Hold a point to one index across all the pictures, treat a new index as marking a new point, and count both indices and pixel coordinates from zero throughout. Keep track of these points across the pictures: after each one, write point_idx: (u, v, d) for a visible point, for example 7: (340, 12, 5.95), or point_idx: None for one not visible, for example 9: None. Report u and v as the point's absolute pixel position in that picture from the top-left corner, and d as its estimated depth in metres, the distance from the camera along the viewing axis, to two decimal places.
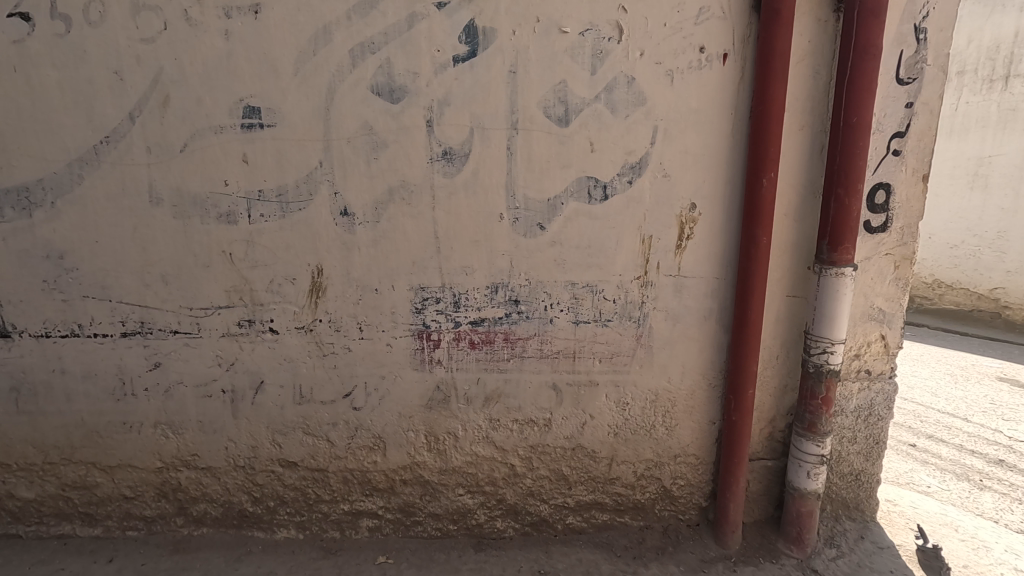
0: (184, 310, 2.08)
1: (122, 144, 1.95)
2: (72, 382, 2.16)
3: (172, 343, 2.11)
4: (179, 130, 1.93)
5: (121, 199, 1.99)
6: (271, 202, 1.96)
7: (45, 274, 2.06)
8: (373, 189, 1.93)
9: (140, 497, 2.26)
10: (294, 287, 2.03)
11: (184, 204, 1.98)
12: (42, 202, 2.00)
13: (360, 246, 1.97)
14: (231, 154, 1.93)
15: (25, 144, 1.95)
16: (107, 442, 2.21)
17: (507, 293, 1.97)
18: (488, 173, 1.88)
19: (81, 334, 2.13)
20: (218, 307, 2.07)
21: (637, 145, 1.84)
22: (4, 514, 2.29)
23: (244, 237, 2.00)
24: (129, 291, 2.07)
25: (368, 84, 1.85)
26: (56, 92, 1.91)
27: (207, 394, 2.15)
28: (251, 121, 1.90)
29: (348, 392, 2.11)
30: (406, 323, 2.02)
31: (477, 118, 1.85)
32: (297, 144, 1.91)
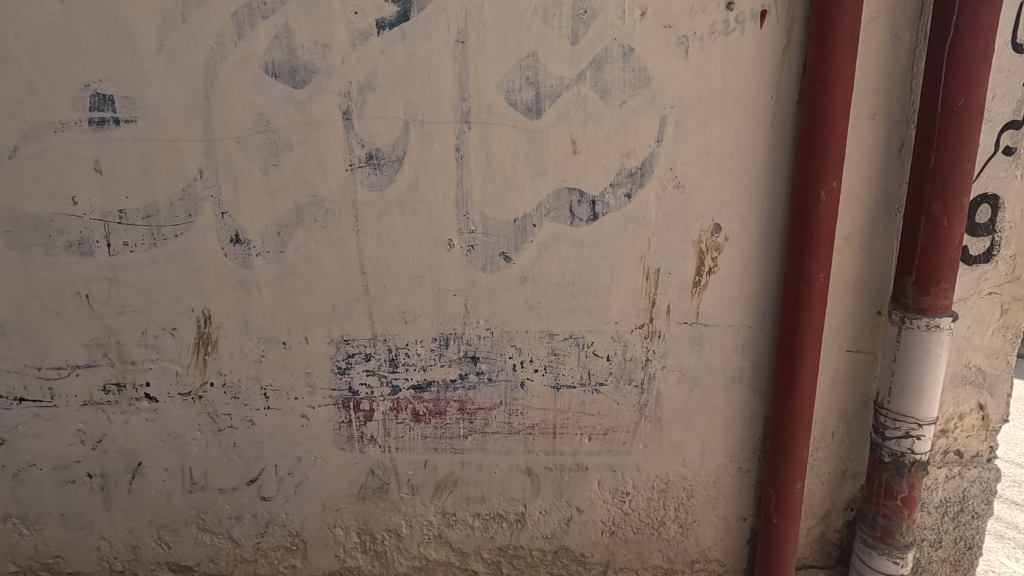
0: (30, 371, 1.53)
1: None
2: None
3: (18, 414, 1.56)
4: (5, 128, 1.38)
5: None
6: (136, 225, 1.43)
7: None
8: (273, 207, 1.39)
9: None
10: (175, 340, 1.50)
11: (20, 229, 1.44)
12: None
13: (260, 285, 1.44)
14: (78, 161, 1.39)
15: None
16: None
17: (461, 347, 1.44)
18: (432, 184, 1.35)
19: None
20: (76, 367, 1.53)
21: (639, 143, 1.31)
22: None
23: (104, 274, 1.46)
24: None
25: (260, 61, 1.32)
26: None
27: (69, 480, 1.61)
28: (103, 115, 1.37)
29: (254, 478, 1.57)
30: (326, 388, 1.49)
31: (415, 108, 1.32)
32: (167, 146, 1.37)
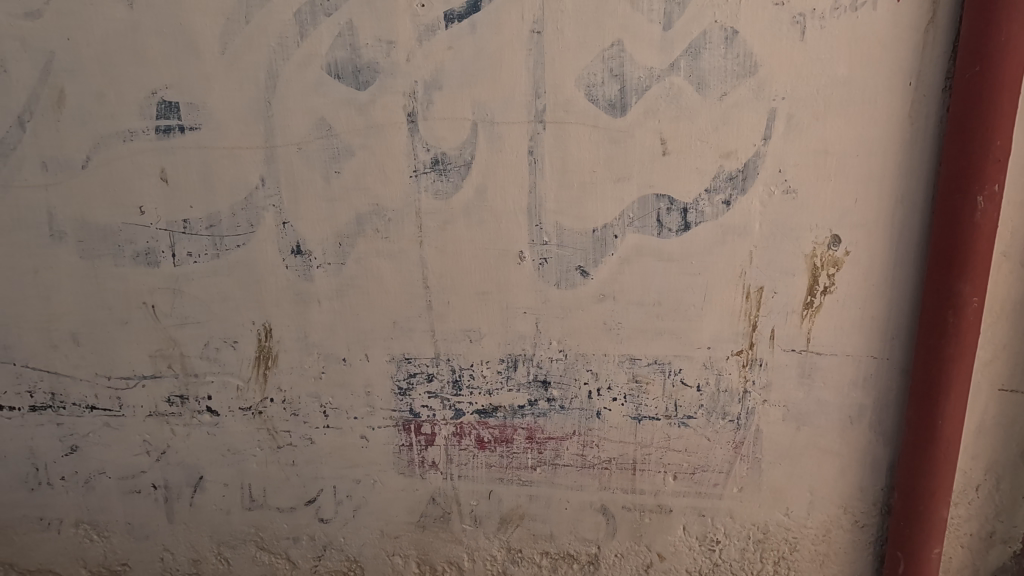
0: (100, 380, 1.53)
1: (8, 159, 1.40)
2: None
3: (89, 422, 1.57)
4: (79, 138, 1.37)
5: (12, 233, 1.46)
6: (200, 235, 1.39)
7: None
8: (333, 216, 1.31)
9: None
10: (236, 353, 1.45)
11: (91, 239, 1.43)
12: None
13: (320, 299, 1.36)
14: (144, 170, 1.37)
15: None
16: (20, 542, 1.70)
17: (531, 371, 1.30)
18: (502, 190, 1.23)
19: None
20: (142, 378, 1.51)
21: (740, 142, 1.13)
22: None
23: (169, 284, 1.44)
24: (33, 353, 1.54)
25: (322, 61, 1.24)
26: None
27: (135, 489, 1.60)
28: (169, 122, 1.33)
29: (312, 499, 1.50)
30: (386, 409, 1.40)
31: (484, 107, 1.20)
32: (230, 154, 1.32)
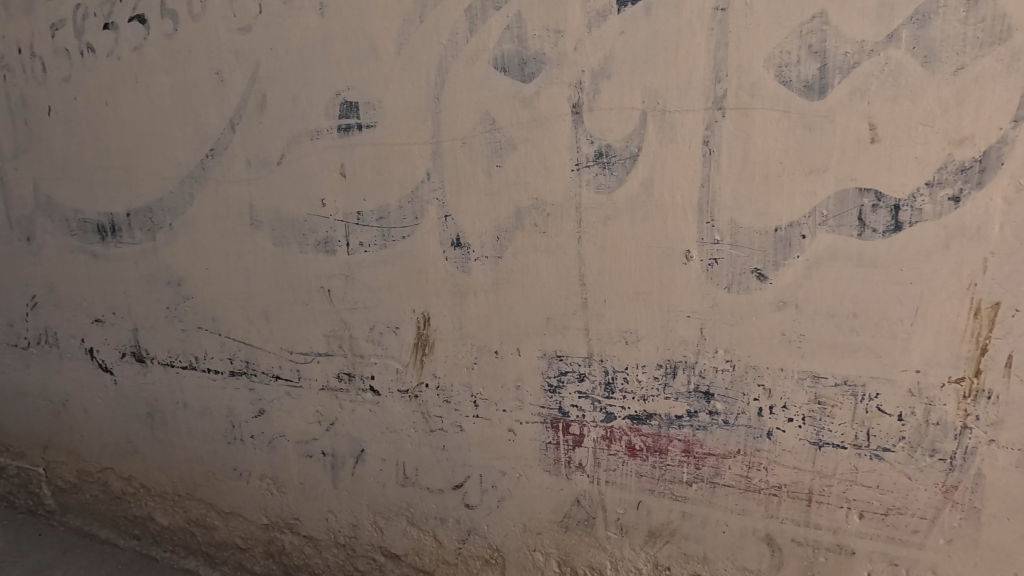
0: (284, 353, 1.72)
1: (225, 157, 1.63)
2: (193, 417, 1.97)
3: (274, 390, 1.77)
4: (276, 138, 1.54)
5: (225, 222, 1.69)
6: (371, 227, 1.48)
7: (168, 299, 1.88)
8: (493, 210, 1.32)
9: (251, 550, 2.03)
10: (397, 339, 1.54)
11: (282, 228, 1.61)
12: (163, 224, 1.80)
13: (476, 291, 1.39)
14: (327, 165, 1.49)
15: (146, 163, 1.78)
16: (222, 486, 2.00)
17: (693, 379, 1.21)
18: (671, 185, 1.14)
19: (199, 368, 1.90)
20: (317, 354, 1.67)
21: (977, 125, 0.94)
22: (148, 534, 2.29)
23: (342, 271, 1.56)
24: (235, 325, 1.78)
25: (490, 55, 1.24)
26: (168, 102, 1.68)
27: (308, 454, 1.78)
28: (349, 121, 1.43)
29: (459, 484, 1.55)
30: (535, 405, 1.39)
31: (655, 95, 1.12)
32: (400, 150, 1.39)
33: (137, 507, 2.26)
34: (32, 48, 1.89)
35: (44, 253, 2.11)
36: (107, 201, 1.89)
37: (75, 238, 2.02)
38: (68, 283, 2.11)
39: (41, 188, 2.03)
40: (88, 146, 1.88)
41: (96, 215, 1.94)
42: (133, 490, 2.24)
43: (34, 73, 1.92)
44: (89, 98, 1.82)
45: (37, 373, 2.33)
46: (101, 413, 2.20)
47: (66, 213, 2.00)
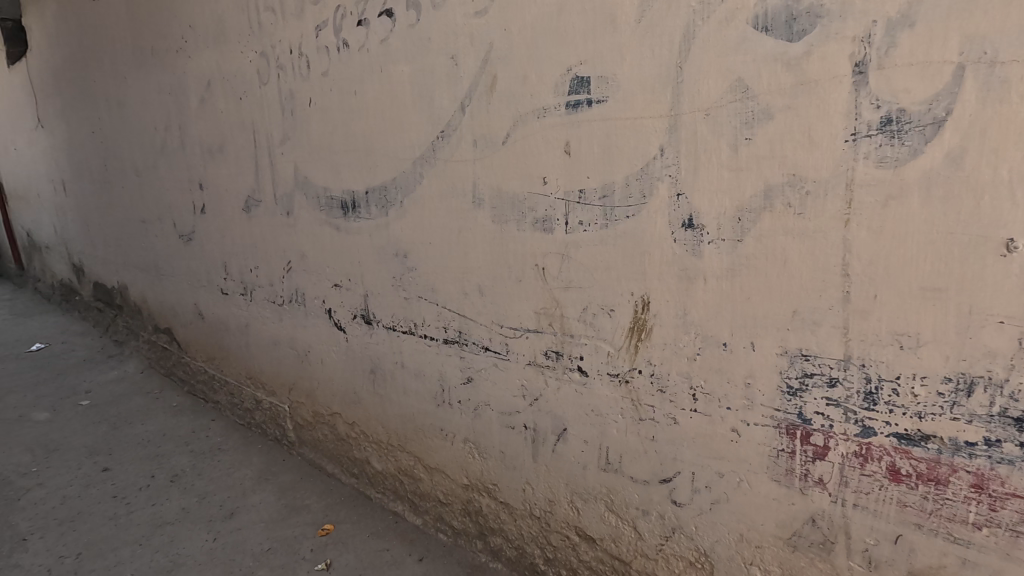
0: (495, 327, 1.78)
1: (453, 138, 1.73)
2: (408, 377, 2.17)
3: (483, 360, 1.86)
4: (503, 117, 1.58)
5: (449, 199, 1.80)
6: (593, 205, 1.45)
7: (394, 269, 2.08)
8: (736, 188, 1.20)
9: (450, 506, 2.19)
10: (610, 321, 1.49)
11: (502, 206, 1.65)
12: (395, 200, 1.99)
13: (707, 276, 1.28)
14: (552, 143, 1.48)
15: (384, 145, 1.96)
16: (429, 443, 2.18)
17: (998, 400, 0.98)
18: (992, 157, 0.91)
19: (416, 333, 2.08)
20: (526, 330, 1.69)
21: None
22: (364, 475, 2.61)
23: (559, 249, 1.55)
24: (451, 297, 1.89)
25: (750, 14, 1.12)
26: (407, 88, 1.83)
27: (511, 425, 1.85)
28: (579, 97, 1.41)
29: (668, 478, 1.48)
30: (768, 407, 1.25)
31: (981, 44, 0.90)
32: (632, 124, 1.33)
33: (357, 450, 2.59)
34: (301, 49, 2.20)
35: (300, 225, 2.49)
36: (351, 180, 2.14)
37: (324, 212, 2.33)
38: (315, 251, 2.46)
39: (301, 170, 2.39)
40: (338, 131, 2.14)
41: (341, 193, 2.21)
42: (355, 435, 2.57)
43: (301, 70, 2.24)
44: (342, 89, 2.07)
45: (289, 326, 2.78)
46: (334, 365, 2.55)
47: (318, 191, 2.32)
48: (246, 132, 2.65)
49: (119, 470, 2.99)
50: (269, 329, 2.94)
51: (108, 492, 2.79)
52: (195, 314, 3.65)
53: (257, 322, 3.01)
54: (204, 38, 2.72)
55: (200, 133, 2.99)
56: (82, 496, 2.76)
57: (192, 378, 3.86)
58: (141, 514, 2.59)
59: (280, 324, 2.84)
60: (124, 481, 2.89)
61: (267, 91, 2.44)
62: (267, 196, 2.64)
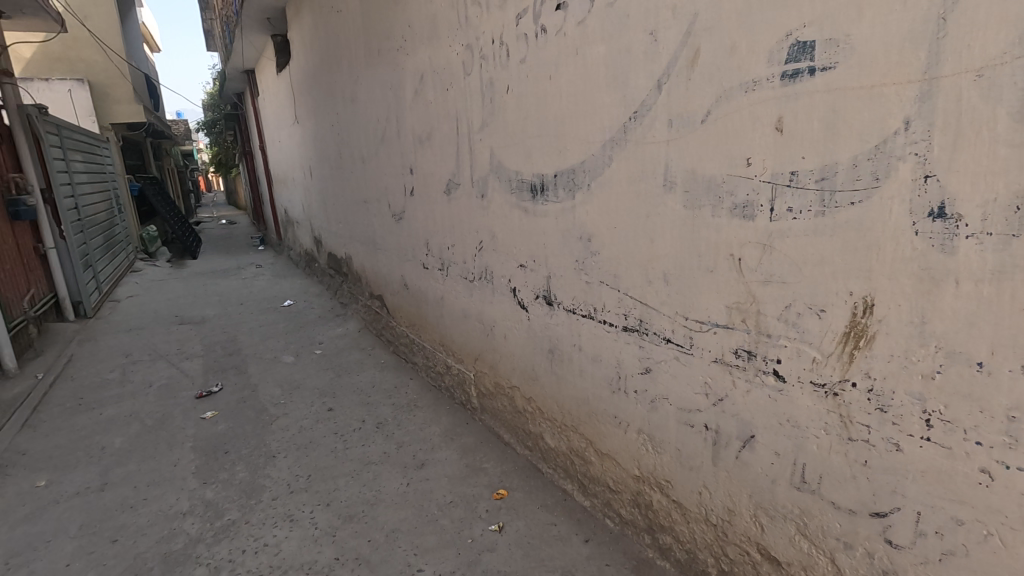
0: (679, 318, 1.68)
1: (647, 119, 1.65)
2: (585, 361, 2.19)
3: (663, 352, 1.78)
4: (704, 94, 1.46)
5: (638, 182, 1.73)
6: (807, 190, 1.27)
7: (578, 253, 2.09)
8: (1018, 169, 0.94)
9: (620, 494, 2.17)
10: (819, 323, 1.30)
11: (696, 190, 1.54)
12: (582, 184, 1.98)
13: (960, 280, 1.04)
14: (761, 120, 1.33)
15: (575, 128, 1.96)
16: (602, 428, 2.18)
17: None
18: None
19: (596, 318, 2.07)
20: (715, 325, 1.57)
21: None
22: (538, 450, 2.71)
23: (760, 239, 1.39)
24: (633, 284, 1.83)
25: None
26: (601, 69, 1.80)
27: (690, 423, 1.74)
28: (799, 66, 1.23)
29: (881, 512, 1.27)
30: None
31: None
32: (868, 94, 1.12)
33: (532, 424, 2.70)
34: (502, 38, 2.30)
35: (493, 207, 2.64)
36: (541, 164, 2.19)
37: (514, 195, 2.44)
38: (505, 232, 2.59)
39: (495, 155, 2.52)
40: (531, 116, 2.20)
41: (531, 176, 2.28)
42: (531, 410, 2.68)
43: (501, 59, 2.34)
44: (538, 74, 2.12)
45: (478, 302, 2.99)
46: (516, 341, 2.68)
47: (510, 174, 2.43)
48: (450, 120, 2.87)
49: (340, 412, 3.56)
50: (460, 302, 3.20)
51: (331, 428, 3.34)
52: (401, 285, 4.14)
53: (452, 296, 3.30)
54: (420, 36, 3.00)
55: (413, 123, 3.33)
56: (313, 429, 3.35)
57: (397, 340, 4.41)
58: (354, 451, 3.05)
59: (470, 298, 3.07)
60: (343, 421, 3.43)
61: (470, 82, 2.61)
62: (465, 180, 2.85)
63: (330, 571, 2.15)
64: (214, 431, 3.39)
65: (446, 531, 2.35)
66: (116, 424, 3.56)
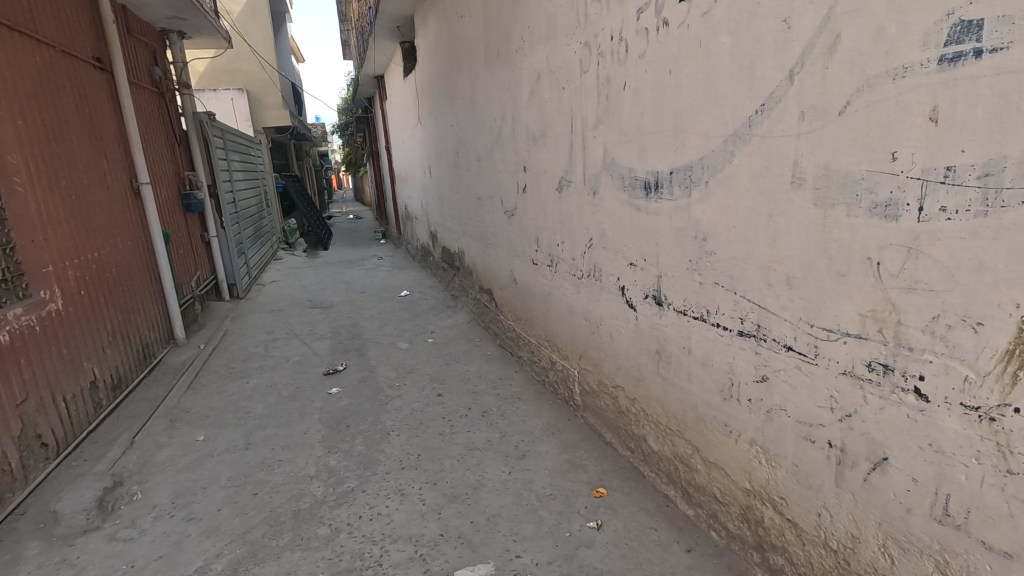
0: (802, 325, 1.57)
1: (775, 112, 1.56)
2: (695, 364, 2.11)
3: (783, 360, 1.67)
4: (844, 84, 1.35)
5: (762, 179, 1.64)
6: (966, 187, 1.13)
7: (691, 252, 2.02)
8: None
9: (727, 507, 2.07)
10: (975, 338, 1.16)
11: (829, 187, 1.43)
12: (700, 181, 1.92)
13: None
14: (911, 110, 1.20)
15: (694, 123, 1.90)
16: (710, 436, 2.09)
17: None
18: None
19: (709, 321, 1.99)
20: (845, 334, 1.44)
21: None
22: (640, 452, 2.66)
23: (904, 242, 1.26)
24: (752, 287, 1.74)
25: None
26: (726, 61, 1.72)
27: (810, 438, 1.62)
28: (961, 48, 1.10)
29: None
30: None
31: None
32: None
33: (635, 426, 2.66)
34: (621, 34, 2.28)
35: (604, 205, 2.63)
36: (656, 161, 2.15)
37: (627, 193, 2.41)
38: (615, 230, 2.56)
39: (609, 152, 2.50)
40: (648, 112, 2.16)
41: (645, 173, 2.24)
42: (635, 411, 2.64)
43: (620, 55, 2.32)
44: (657, 69, 2.07)
45: (585, 299, 2.99)
46: (622, 340, 2.65)
47: (623, 172, 2.41)
48: (565, 118, 2.90)
49: (448, 398, 3.75)
50: (567, 299, 3.23)
51: (440, 412, 3.52)
52: (510, 280, 4.25)
53: (559, 292, 3.34)
54: (539, 36, 3.05)
55: (528, 122, 3.41)
56: (423, 412, 3.56)
57: (503, 334, 4.54)
58: (460, 436, 3.20)
59: (577, 295, 3.09)
60: (451, 407, 3.61)
61: (587, 79, 2.62)
62: (577, 177, 2.86)
63: (434, 545, 2.29)
64: (338, 406, 3.73)
65: (544, 522, 2.40)
66: (259, 393, 4.04)
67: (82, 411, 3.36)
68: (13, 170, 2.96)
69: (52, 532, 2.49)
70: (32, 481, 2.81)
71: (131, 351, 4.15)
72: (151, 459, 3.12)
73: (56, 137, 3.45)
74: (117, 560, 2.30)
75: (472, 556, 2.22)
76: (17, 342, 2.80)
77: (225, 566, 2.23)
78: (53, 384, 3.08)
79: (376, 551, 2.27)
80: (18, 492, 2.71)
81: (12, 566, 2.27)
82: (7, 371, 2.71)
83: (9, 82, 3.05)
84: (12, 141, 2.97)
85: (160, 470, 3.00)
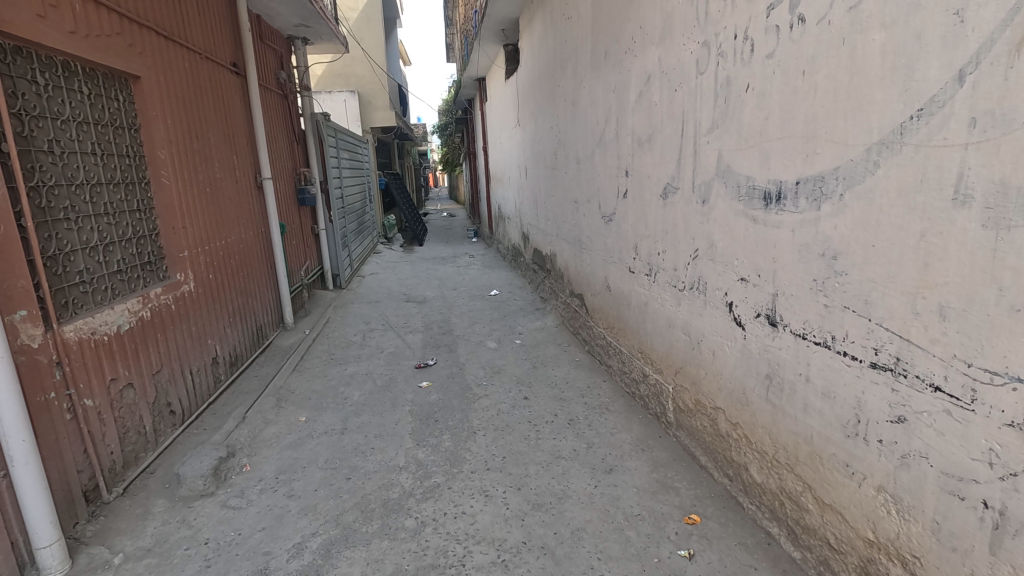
0: (957, 363, 1.37)
1: (936, 117, 1.37)
2: (813, 394, 1.92)
3: (928, 400, 1.46)
4: None
5: (914, 193, 1.44)
6: None
7: (816, 272, 1.84)
8: None
9: (843, 555, 1.86)
10: None
11: (1003, 207, 1.23)
12: (832, 193, 1.73)
13: None
14: None
15: (831, 129, 1.72)
16: (827, 475, 1.89)
17: None
18: None
19: (833, 348, 1.80)
20: (1015, 379, 1.23)
21: None
22: (739, 481, 2.48)
23: None
24: (892, 314, 1.54)
25: None
26: (876, 60, 1.54)
27: (958, 494, 1.41)
28: None
29: None
30: None
31: None
32: None
33: (736, 452, 2.48)
34: (747, 32, 2.12)
35: (715, 215, 2.47)
36: (780, 170, 1.98)
37: (742, 202, 2.24)
38: (727, 242, 2.40)
39: (724, 158, 2.35)
40: (774, 116, 1.99)
41: (766, 182, 2.07)
42: (737, 437, 2.46)
43: (743, 55, 2.17)
44: (789, 69, 1.90)
45: (686, 312, 2.84)
46: (726, 360, 2.48)
47: (740, 180, 2.25)
48: (676, 122, 2.77)
49: (535, 401, 3.72)
50: (666, 312, 3.08)
51: (526, 416, 3.51)
52: (604, 286, 4.15)
53: (656, 303, 3.20)
54: (652, 36, 2.94)
55: (635, 125, 3.29)
56: (510, 413, 3.56)
57: (593, 341, 4.44)
58: (546, 443, 3.16)
59: (678, 308, 2.93)
60: (538, 411, 3.58)
61: (703, 81, 2.48)
62: (685, 184, 2.72)
63: (517, 552, 2.26)
64: (427, 400, 3.82)
65: (632, 543, 2.29)
66: (356, 380, 4.24)
67: (204, 383, 3.69)
68: (162, 164, 3.28)
69: (175, 492, 2.73)
70: (161, 444, 3.12)
71: (246, 332, 4.51)
72: (259, 435, 3.36)
73: (196, 135, 3.80)
74: (227, 526, 2.49)
75: (555, 569, 2.17)
76: (156, 318, 3.12)
77: (319, 545, 2.34)
78: (182, 356, 3.40)
79: (459, 550, 2.28)
80: (149, 453, 3.01)
81: (142, 520, 2.53)
82: (147, 343, 3.02)
83: (162, 85, 3.39)
84: (163, 139, 3.30)
85: (267, 446, 3.23)
